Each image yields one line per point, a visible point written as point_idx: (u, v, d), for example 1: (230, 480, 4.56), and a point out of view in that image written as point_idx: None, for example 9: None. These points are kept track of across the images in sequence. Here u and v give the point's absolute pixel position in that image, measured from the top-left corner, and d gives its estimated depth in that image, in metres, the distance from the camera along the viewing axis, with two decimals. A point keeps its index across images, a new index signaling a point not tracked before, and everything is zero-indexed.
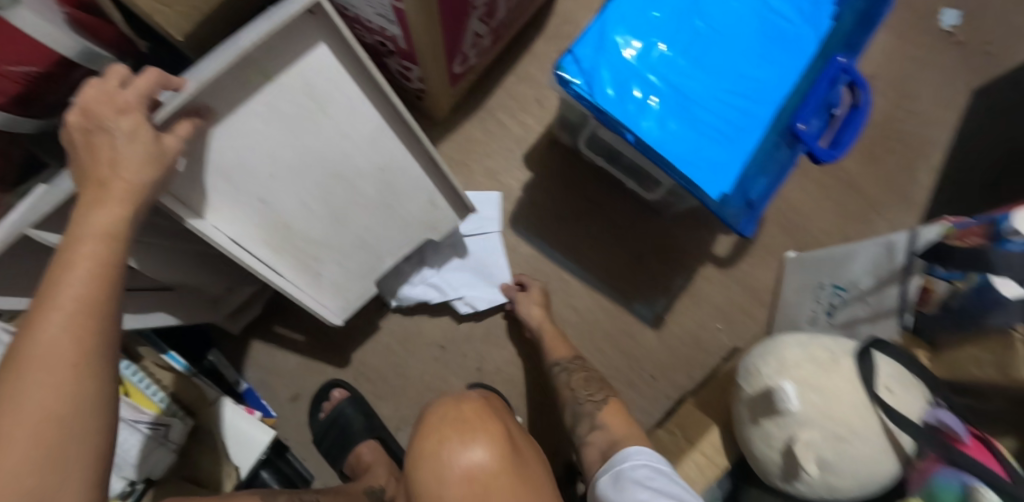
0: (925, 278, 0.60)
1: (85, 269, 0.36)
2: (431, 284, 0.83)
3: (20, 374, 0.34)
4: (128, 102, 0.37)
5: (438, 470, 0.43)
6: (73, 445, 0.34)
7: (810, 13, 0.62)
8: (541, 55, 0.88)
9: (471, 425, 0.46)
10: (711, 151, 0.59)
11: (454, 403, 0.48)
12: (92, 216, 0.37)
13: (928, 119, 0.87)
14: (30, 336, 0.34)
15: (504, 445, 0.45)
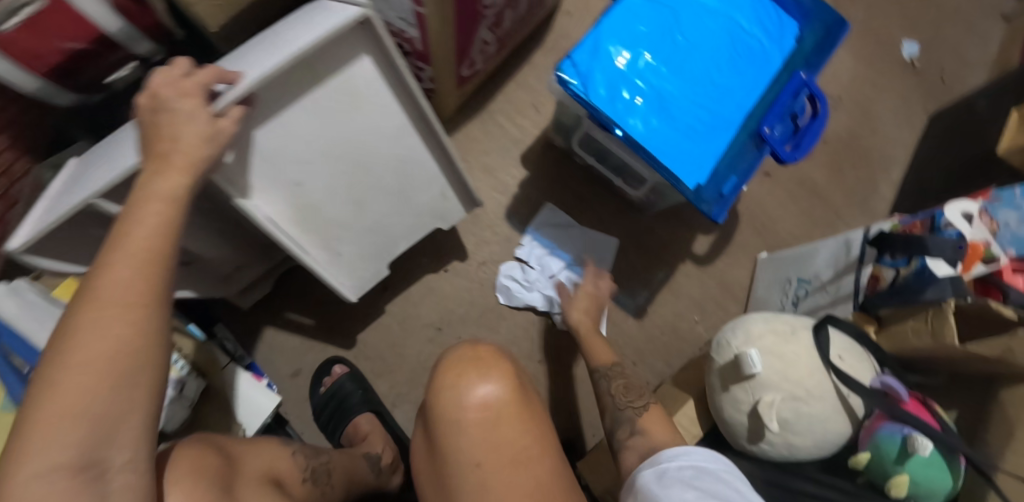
0: (874, 267, 0.69)
1: (152, 225, 0.39)
2: (545, 294, 0.90)
3: (87, 312, 0.34)
4: (189, 85, 0.44)
5: (456, 402, 0.46)
6: (136, 379, 0.34)
7: (774, 36, 0.71)
8: (540, 66, 0.97)
9: (485, 364, 0.49)
10: (687, 144, 0.67)
11: (470, 347, 0.51)
12: (158, 180, 0.41)
13: (885, 136, 0.97)
14: (100, 278, 0.36)
15: (513, 382, 0.49)
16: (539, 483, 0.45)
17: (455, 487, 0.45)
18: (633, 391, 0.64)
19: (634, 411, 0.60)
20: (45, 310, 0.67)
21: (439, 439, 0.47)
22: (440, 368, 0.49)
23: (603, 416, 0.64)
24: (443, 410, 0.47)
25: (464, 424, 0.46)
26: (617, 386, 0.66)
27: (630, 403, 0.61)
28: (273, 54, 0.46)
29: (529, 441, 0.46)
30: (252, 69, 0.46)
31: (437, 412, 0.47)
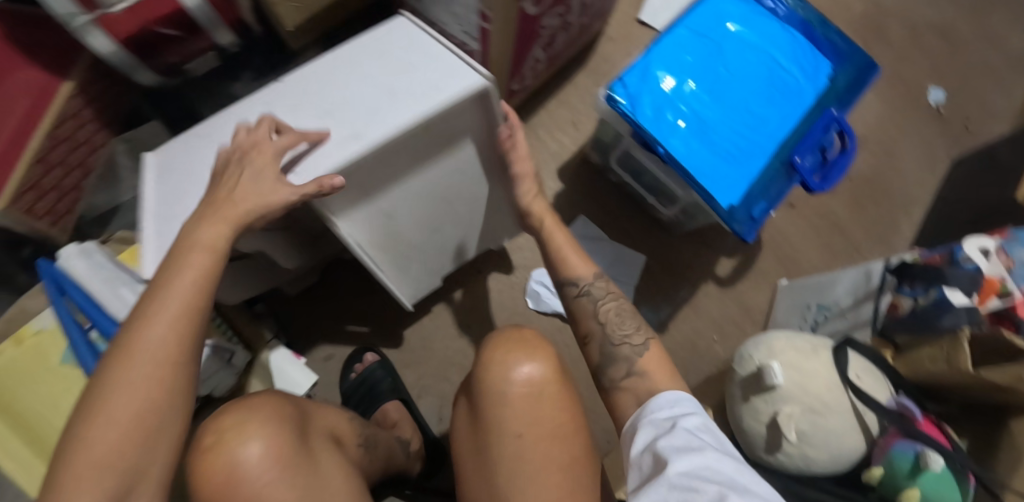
0: (893, 296, 0.73)
1: (192, 275, 0.44)
2: None
3: (126, 352, 0.41)
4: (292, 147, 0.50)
5: (504, 377, 0.51)
6: (157, 418, 0.41)
7: (810, 73, 0.76)
8: (582, 87, 1.03)
9: (532, 346, 0.54)
10: (725, 169, 0.72)
11: (518, 330, 0.57)
12: (202, 230, 0.46)
13: (908, 178, 1.02)
14: (144, 319, 0.42)
15: (556, 364, 0.54)
16: (574, 457, 0.50)
17: (497, 454, 0.50)
18: (627, 319, 0.53)
19: (634, 351, 0.50)
20: (113, 273, 0.72)
21: (485, 411, 0.52)
22: (489, 347, 0.55)
23: (586, 344, 0.54)
24: (491, 384, 0.51)
25: (511, 397, 0.50)
26: (608, 312, 0.54)
27: (628, 338, 0.52)
28: (391, 119, 0.52)
29: (568, 419, 0.51)
30: (382, 124, 0.52)
31: (485, 385, 0.52)
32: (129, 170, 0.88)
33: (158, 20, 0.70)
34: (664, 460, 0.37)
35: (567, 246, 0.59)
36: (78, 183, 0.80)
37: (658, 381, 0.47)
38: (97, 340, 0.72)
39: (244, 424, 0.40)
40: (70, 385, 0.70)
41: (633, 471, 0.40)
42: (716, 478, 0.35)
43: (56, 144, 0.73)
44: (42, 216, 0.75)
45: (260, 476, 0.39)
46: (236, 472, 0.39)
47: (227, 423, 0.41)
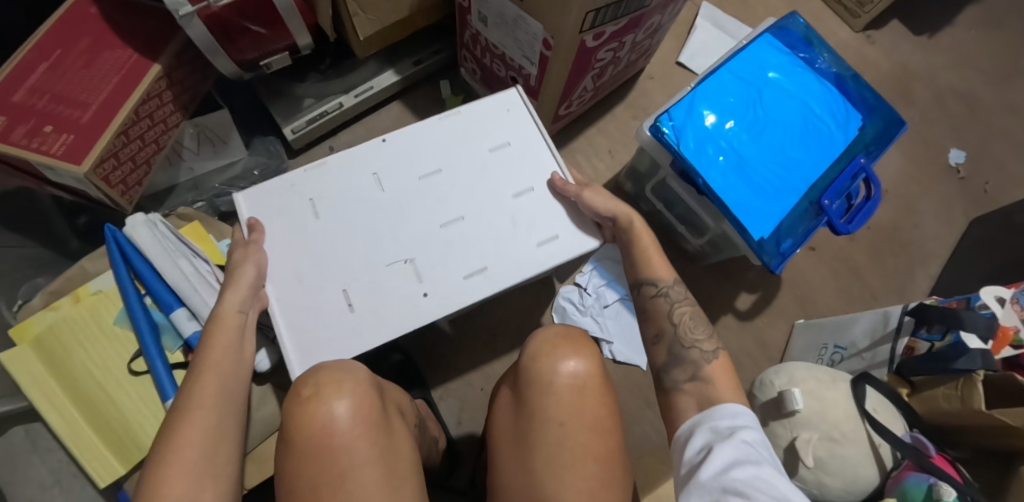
0: (910, 339, 0.76)
1: (223, 340, 0.52)
2: (595, 319, 0.97)
3: (180, 410, 0.48)
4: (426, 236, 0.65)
5: (550, 369, 0.56)
6: (212, 454, 0.46)
7: (842, 122, 0.82)
8: (620, 118, 1.09)
9: (576, 344, 0.58)
10: (760, 203, 0.76)
11: (563, 329, 0.61)
12: (224, 303, 0.55)
13: (922, 235, 1.09)
14: (192, 382, 0.49)
15: (595, 362, 0.58)
16: (608, 450, 0.53)
17: (539, 440, 0.53)
18: (699, 325, 0.57)
19: (703, 357, 0.54)
20: (174, 245, 0.75)
21: (528, 396, 0.56)
22: (536, 340, 0.59)
23: (655, 342, 0.58)
24: (539, 373, 0.56)
25: (556, 386, 0.55)
26: (683, 315, 0.58)
27: (698, 343, 0.55)
28: (515, 264, 0.64)
29: (604, 413, 0.55)
30: (506, 265, 0.64)
31: (532, 372, 0.56)
32: (191, 152, 0.93)
33: (249, 15, 0.75)
34: (723, 465, 0.41)
35: (653, 250, 0.61)
36: (149, 159, 0.85)
37: (721, 390, 0.51)
38: (150, 306, 0.75)
39: (342, 381, 0.52)
40: (120, 346, 0.73)
41: (686, 467, 0.45)
42: (771, 495, 0.38)
43: (138, 121, 0.78)
44: (115, 186, 0.79)
45: (351, 429, 0.49)
46: (333, 421, 0.49)
47: (324, 378, 0.52)
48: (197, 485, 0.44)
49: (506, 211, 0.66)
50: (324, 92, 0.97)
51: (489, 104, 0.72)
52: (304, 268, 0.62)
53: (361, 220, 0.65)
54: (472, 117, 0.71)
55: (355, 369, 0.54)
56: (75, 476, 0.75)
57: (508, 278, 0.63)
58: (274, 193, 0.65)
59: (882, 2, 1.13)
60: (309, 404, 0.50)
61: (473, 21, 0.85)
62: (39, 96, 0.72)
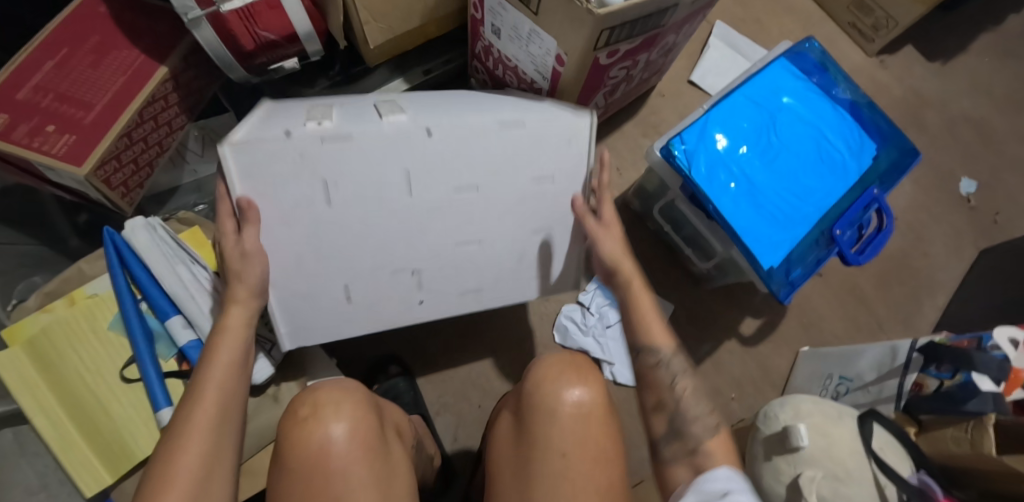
0: (919, 376, 0.75)
1: (223, 357, 0.51)
2: (597, 341, 0.96)
3: (179, 434, 0.46)
4: (438, 255, 0.64)
5: (551, 395, 0.55)
6: (208, 483, 0.45)
7: (856, 151, 0.80)
8: (630, 135, 1.08)
9: (579, 370, 0.58)
10: (770, 231, 0.74)
11: (566, 354, 0.60)
12: (229, 315, 0.53)
13: (931, 265, 1.07)
14: (192, 403, 0.47)
15: (598, 389, 0.57)
16: (609, 483, 0.52)
17: (539, 471, 0.52)
18: (700, 400, 0.54)
19: (705, 431, 0.51)
20: (172, 250, 0.73)
21: (530, 424, 0.55)
22: (540, 367, 0.59)
23: (654, 411, 0.54)
24: (543, 400, 0.55)
25: (558, 414, 0.54)
26: (682, 388, 0.55)
27: (700, 419, 0.52)
28: (503, 288, 0.69)
29: (607, 445, 0.54)
30: (494, 284, 0.68)
31: (536, 400, 0.55)
32: (194, 154, 0.93)
33: (258, 16, 0.74)
34: None
35: (650, 313, 0.58)
36: (153, 160, 0.84)
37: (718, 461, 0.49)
38: (146, 312, 0.73)
39: (342, 402, 0.51)
40: (114, 351, 0.72)
41: None
42: None
43: (141, 122, 0.77)
44: (116, 188, 0.78)
45: (348, 452, 0.48)
46: (330, 443, 0.48)
47: (323, 398, 0.51)
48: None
49: (519, 243, 0.67)
50: (332, 99, 0.96)
51: (551, 128, 0.66)
52: (308, 256, 0.59)
53: (376, 224, 0.61)
54: (530, 135, 0.65)
55: (354, 389, 0.53)
56: (63, 481, 0.74)
57: (494, 298, 0.70)
58: (289, 169, 0.57)
59: (898, 27, 1.12)
60: (307, 424, 0.49)
61: (486, 34, 0.84)
62: (43, 94, 0.71)
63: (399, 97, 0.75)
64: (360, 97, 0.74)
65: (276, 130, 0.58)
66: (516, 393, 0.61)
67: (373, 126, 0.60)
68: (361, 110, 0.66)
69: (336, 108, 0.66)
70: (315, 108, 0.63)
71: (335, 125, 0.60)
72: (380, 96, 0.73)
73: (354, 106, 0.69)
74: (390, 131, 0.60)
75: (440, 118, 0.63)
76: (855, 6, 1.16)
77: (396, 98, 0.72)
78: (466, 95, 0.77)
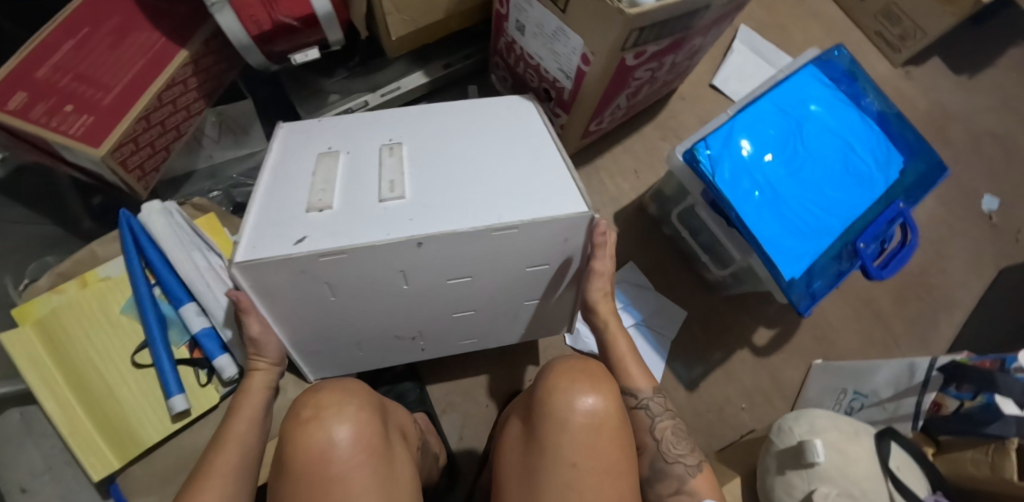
0: (938, 395, 0.75)
1: (247, 414, 0.59)
2: None
3: (201, 477, 0.51)
4: (438, 322, 0.67)
5: (566, 403, 0.54)
6: None
7: (882, 164, 0.79)
8: (648, 138, 1.07)
9: (594, 378, 0.56)
10: (793, 242, 0.73)
11: (582, 360, 0.59)
12: (254, 377, 0.62)
13: (950, 282, 1.05)
14: (216, 452, 0.54)
15: (612, 397, 0.55)
16: (620, 495, 0.51)
17: (549, 479, 0.51)
18: (682, 440, 0.60)
19: (688, 471, 0.57)
20: (190, 236, 0.74)
21: (541, 430, 0.54)
22: (552, 373, 0.57)
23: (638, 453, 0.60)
24: (555, 409, 0.54)
25: (571, 423, 0.53)
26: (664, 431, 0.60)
27: (682, 458, 0.58)
28: (502, 336, 0.76)
29: (620, 457, 0.53)
30: (494, 332, 0.74)
31: (547, 406, 0.54)
32: (211, 140, 0.92)
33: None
34: None
35: (630, 359, 0.66)
36: (169, 144, 0.83)
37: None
38: (160, 298, 0.73)
39: (344, 404, 0.49)
40: (123, 336, 0.71)
41: None
42: None
43: (160, 106, 0.76)
44: (132, 170, 0.77)
45: (351, 457, 0.47)
46: (332, 447, 0.47)
47: (325, 400, 0.50)
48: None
49: (515, 308, 0.69)
50: (351, 88, 0.95)
51: (550, 230, 0.55)
52: (320, 328, 0.62)
53: (376, 306, 0.61)
54: (528, 237, 0.55)
55: (359, 391, 0.52)
56: (66, 463, 0.73)
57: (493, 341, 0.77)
58: (283, 279, 0.53)
59: (926, 38, 1.10)
60: (308, 427, 0.47)
61: (510, 29, 0.83)
62: (62, 74, 0.70)
63: (412, 127, 0.67)
64: (374, 135, 0.66)
65: (273, 231, 0.53)
66: (529, 397, 0.60)
67: (369, 228, 0.52)
68: (366, 180, 0.58)
69: (342, 176, 0.59)
70: (319, 184, 0.57)
71: (332, 223, 0.53)
72: (395, 138, 0.65)
73: (363, 161, 0.61)
74: (379, 242, 0.51)
75: (440, 216, 0.53)
76: (883, 14, 1.14)
77: (408, 146, 0.63)
78: (488, 132, 0.67)
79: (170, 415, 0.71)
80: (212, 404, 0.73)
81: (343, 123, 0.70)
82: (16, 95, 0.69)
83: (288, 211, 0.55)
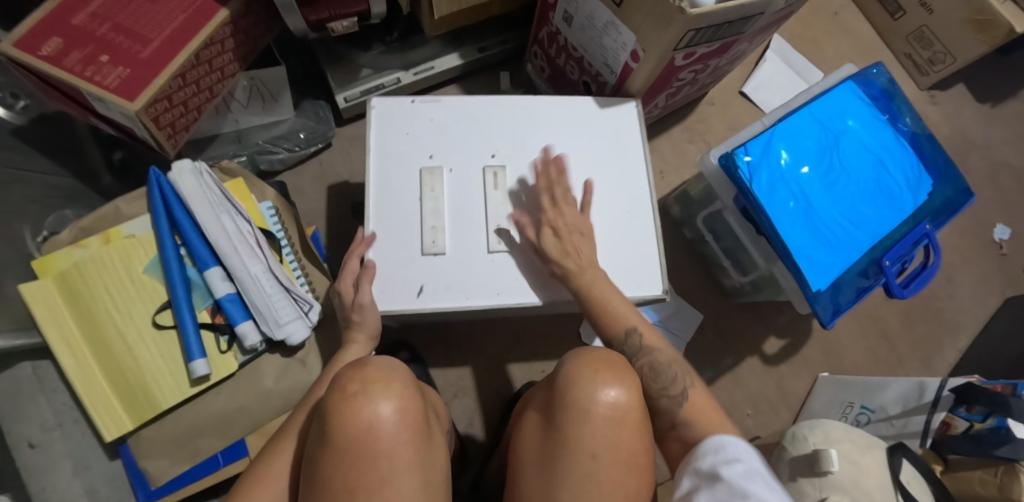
0: (949, 416, 0.80)
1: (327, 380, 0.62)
2: None
3: (276, 443, 0.55)
4: (512, 316, 0.84)
5: (586, 393, 0.54)
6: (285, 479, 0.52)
7: (913, 185, 0.80)
8: (675, 140, 1.07)
9: (617, 369, 0.57)
10: (820, 253, 0.74)
11: (604, 352, 0.59)
12: (348, 352, 0.67)
13: (958, 307, 1.08)
14: (292, 418, 0.57)
15: (631, 390, 0.55)
16: (641, 489, 0.52)
17: (568, 470, 0.51)
18: (661, 373, 0.60)
19: (673, 402, 0.57)
20: (217, 198, 0.73)
21: (562, 421, 0.54)
22: (577, 362, 0.57)
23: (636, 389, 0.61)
24: (578, 401, 0.54)
25: (593, 414, 0.53)
26: (642, 366, 0.61)
27: (665, 391, 0.59)
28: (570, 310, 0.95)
29: (640, 451, 0.53)
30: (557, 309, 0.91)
31: (568, 398, 0.55)
32: (239, 105, 0.89)
33: None
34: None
35: (613, 298, 0.65)
36: (201, 105, 0.81)
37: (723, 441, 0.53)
38: (185, 260, 0.72)
39: (390, 380, 0.51)
40: (144, 296, 0.69)
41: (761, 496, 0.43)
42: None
43: (196, 65, 0.74)
44: (162, 128, 0.75)
45: (397, 433, 0.48)
46: (379, 423, 0.48)
47: (372, 376, 0.51)
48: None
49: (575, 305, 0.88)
50: (382, 65, 0.95)
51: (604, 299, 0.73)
52: (422, 321, 0.80)
53: (468, 315, 0.78)
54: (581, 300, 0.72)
55: (400, 371, 0.54)
56: (76, 421, 0.72)
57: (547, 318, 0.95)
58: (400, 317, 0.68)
59: (955, 64, 1.12)
60: (357, 400, 0.48)
61: (557, 19, 0.83)
62: (99, 23, 0.68)
63: (507, 139, 0.76)
64: (472, 146, 0.75)
65: (397, 278, 0.68)
66: (546, 390, 0.60)
67: (482, 288, 0.68)
68: (471, 217, 0.71)
69: (447, 206, 0.71)
70: (429, 221, 0.70)
71: (445, 273, 0.68)
72: (494, 152, 0.75)
73: (464, 184, 0.73)
74: (494, 304, 0.68)
75: (518, 291, 0.69)
76: (914, 36, 1.15)
77: (508, 169, 0.75)
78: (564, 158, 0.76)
79: (188, 379, 0.69)
80: (229, 372, 0.71)
81: (441, 112, 0.76)
82: (50, 40, 0.67)
83: (407, 250, 0.69)
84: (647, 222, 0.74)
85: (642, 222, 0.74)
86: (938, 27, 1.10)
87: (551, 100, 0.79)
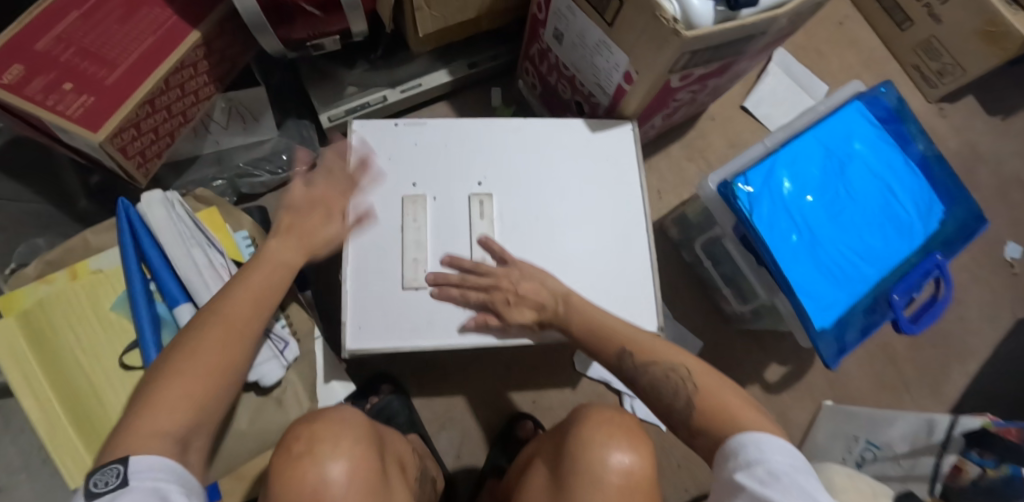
0: (959, 458, 0.73)
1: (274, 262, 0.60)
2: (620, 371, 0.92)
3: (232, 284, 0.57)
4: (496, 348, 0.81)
5: (599, 460, 0.51)
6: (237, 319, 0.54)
7: (923, 212, 0.75)
8: (674, 157, 1.03)
9: (635, 434, 0.53)
10: (824, 288, 0.69)
11: (617, 413, 0.56)
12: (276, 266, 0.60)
13: (967, 331, 1.03)
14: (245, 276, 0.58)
15: (648, 457, 0.52)
16: None
17: None
18: (663, 387, 0.54)
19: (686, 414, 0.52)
20: (189, 230, 0.70)
21: (569, 489, 0.51)
22: (588, 424, 0.54)
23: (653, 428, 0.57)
24: (588, 466, 0.50)
25: (604, 484, 0.50)
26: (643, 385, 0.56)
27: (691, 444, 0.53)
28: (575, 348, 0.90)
29: None
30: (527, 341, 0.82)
31: (579, 464, 0.51)
32: (219, 126, 0.88)
33: None
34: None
35: (612, 319, 0.61)
36: (174, 129, 0.78)
37: None
38: (154, 296, 0.69)
39: (340, 437, 0.50)
40: (113, 335, 0.66)
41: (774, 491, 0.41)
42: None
43: (166, 90, 0.71)
44: (132, 156, 0.72)
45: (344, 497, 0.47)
46: (326, 484, 0.47)
47: (321, 432, 0.50)
48: (180, 413, 0.47)
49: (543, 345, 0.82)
50: (368, 82, 0.91)
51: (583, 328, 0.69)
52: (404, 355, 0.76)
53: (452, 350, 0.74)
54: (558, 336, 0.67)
55: (353, 423, 0.53)
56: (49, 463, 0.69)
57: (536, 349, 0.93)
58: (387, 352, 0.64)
59: (965, 76, 1.07)
60: (302, 463, 0.47)
61: (547, 36, 0.79)
62: (64, 47, 0.64)
63: (494, 167, 0.72)
64: (458, 172, 0.72)
65: (375, 316, 0.64)
66: (554, 446, 0.57)
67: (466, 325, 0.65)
68: (456, 250, 0.68)
69: (431, 238, 0.68)
70: (412, 253, 0.66)
71: (427, 309, 0.65)
72: (481, 180, 0.72)
73: (450, 213, 0.70)
74: (478, 343, 0.64)
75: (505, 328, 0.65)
76: (922, 48, 1.10)
77: (495, 198, 0.71)
78: (553, 185, 0.72)
79: None
80: None
81: (424, 136, 0.72)
82: (12, 67, 0.62)
83: (387, 284, 0.65)
84: (643, 258, 0.70)
85: (636, 256, 0.70)
86: (947, 38, 1.05)
87: (543, 123, 0.75)
